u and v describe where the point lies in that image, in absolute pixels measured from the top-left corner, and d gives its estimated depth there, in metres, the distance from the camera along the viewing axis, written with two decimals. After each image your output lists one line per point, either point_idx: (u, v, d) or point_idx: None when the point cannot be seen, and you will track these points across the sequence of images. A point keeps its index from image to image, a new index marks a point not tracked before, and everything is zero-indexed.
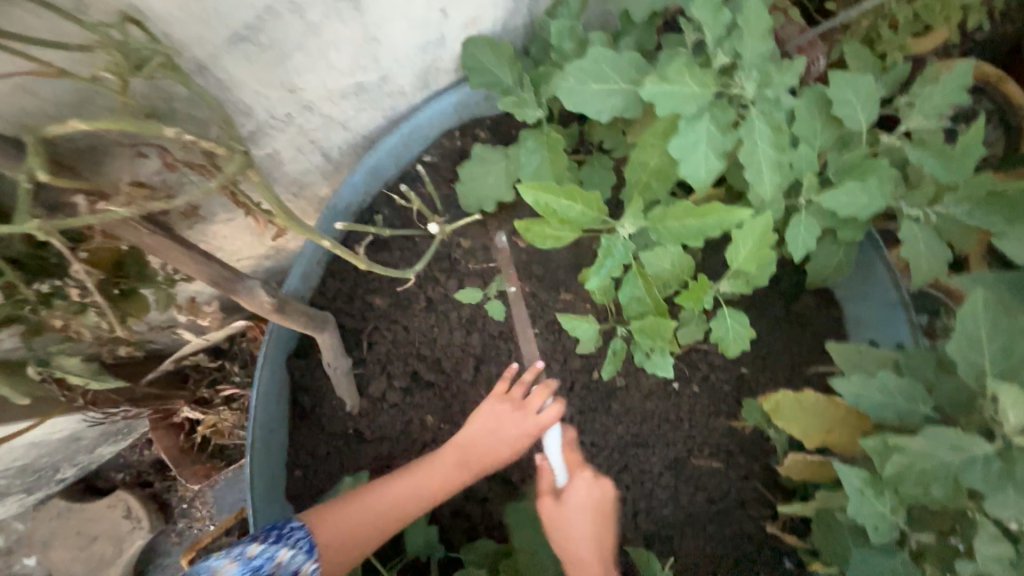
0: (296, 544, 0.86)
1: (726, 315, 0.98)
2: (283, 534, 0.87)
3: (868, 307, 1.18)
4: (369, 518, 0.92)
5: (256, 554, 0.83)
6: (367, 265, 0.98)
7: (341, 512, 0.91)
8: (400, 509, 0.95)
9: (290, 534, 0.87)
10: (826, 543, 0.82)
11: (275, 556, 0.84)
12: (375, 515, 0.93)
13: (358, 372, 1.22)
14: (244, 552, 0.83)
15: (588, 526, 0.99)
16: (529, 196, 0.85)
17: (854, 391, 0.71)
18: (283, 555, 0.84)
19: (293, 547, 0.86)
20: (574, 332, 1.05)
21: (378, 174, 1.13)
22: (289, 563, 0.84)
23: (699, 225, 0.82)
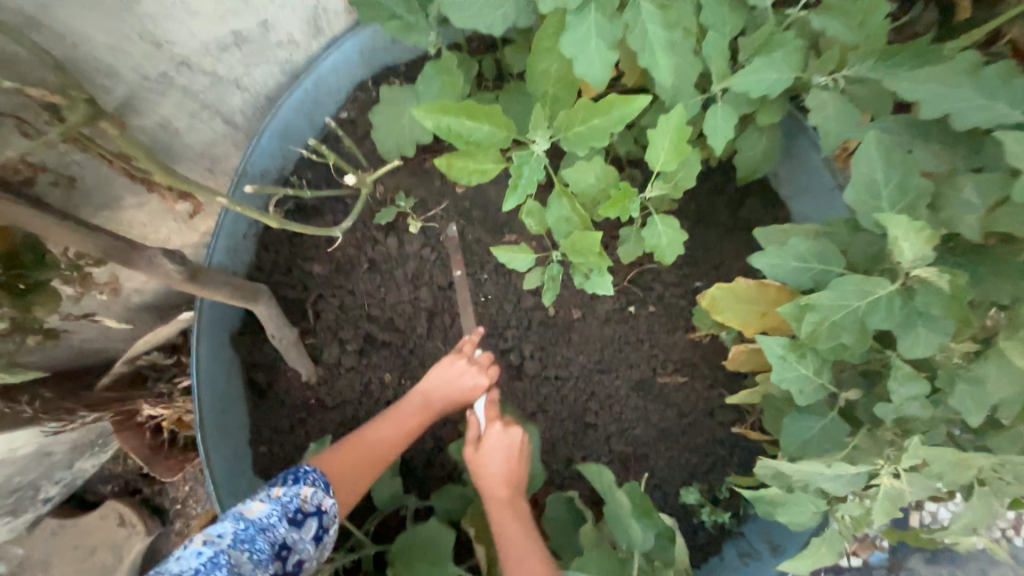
0: (317, 482, 0.89)
1: (656, 221, 0.97)
2: (300, 475, 0.89)
3: (810, 198, 1.16)
4: (357, 458, 0.96)
5: (282, 494, 0.86)
6: (281, 224, 0.94)
7: (337, 455, 0.95)
8: (384, 448, 0.99)
9: (307, 473, 0.90)
10: (775, 422, 0.82)
11: (299, 493, 0.87)
12: (367, 450, 0.98)
13: (311, 342, 1.21)
14: (270, 494, 0.86)
15: (503, 470, 0.97)
16: (428, 122, 0.81)
17: (771, 264, 0.71)
18: (307, 490, 0.88)
19: (316, 483, 0.89)
20: (512, 264, 1.04)
21: (291, 135, 1.09)
22: (314, 498, 0.88)
23: (604, 123, 0.80)
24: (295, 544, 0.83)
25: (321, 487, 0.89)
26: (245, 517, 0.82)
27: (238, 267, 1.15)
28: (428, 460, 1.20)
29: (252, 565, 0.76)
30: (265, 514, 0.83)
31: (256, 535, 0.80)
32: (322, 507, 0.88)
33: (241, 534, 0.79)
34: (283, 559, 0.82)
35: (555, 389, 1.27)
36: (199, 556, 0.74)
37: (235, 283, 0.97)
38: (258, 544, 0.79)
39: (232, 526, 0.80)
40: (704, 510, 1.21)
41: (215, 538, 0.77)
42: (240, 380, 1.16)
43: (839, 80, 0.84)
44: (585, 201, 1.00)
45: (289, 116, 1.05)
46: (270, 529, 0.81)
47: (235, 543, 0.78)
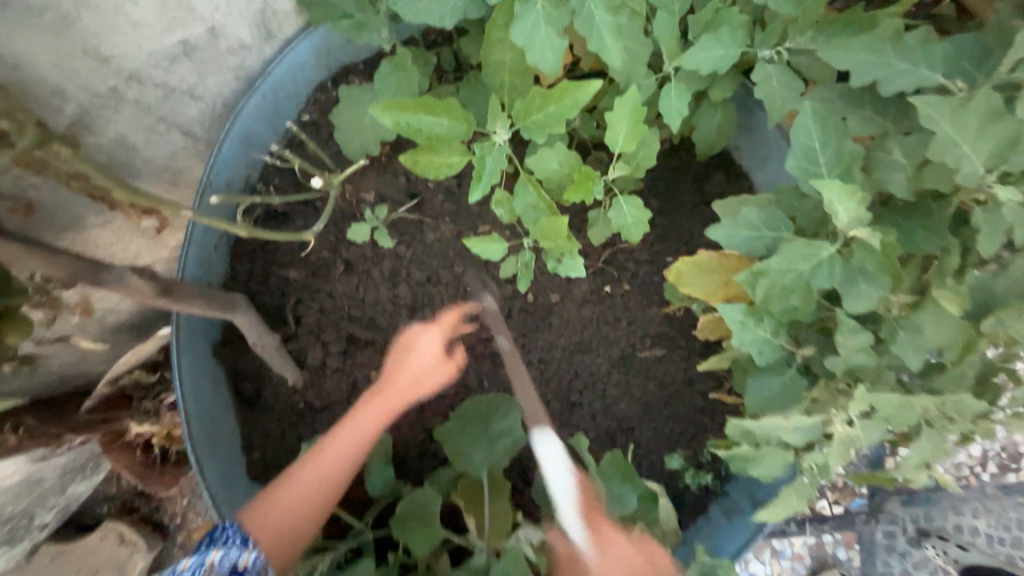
0: (224, 547, 0.88)
1: (621, 202, 1.00)
2: (218, 539, 0.90)
3: (770, 169, 1.22)
4: (292, 501, 0.93)
5: (187, 566, 0.87)
6: (251, 231, 0.94)
7: (276, 495, 0.93)
8: (319, 481, 0.95)
9: (218, 536, 0.90)
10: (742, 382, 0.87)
11: (207, 561, 0.87)
12: (301, 485, 0.95)
13: (294, 347, 1.22)
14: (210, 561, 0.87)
15: (433, 356, 1.12)
16: (387, 119, 0.82)
17: (729, 234, 0.75)
18: (219, 559, 0.87)
19: (225, 548, 0.88)
20: (486, 254, 1.06)
21: (254, 143, 1.08)
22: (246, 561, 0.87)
23: (560, 108, 0.82)
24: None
25: (234, 549, 0.88)
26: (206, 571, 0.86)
27: (212, 279, 1.15)
28: (421, 451, 1.22)
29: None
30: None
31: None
32: (246, 566, 0.87)
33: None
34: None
35: (540, 373, 1.31)
36: None
37: (213, 293, 0.99)
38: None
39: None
40: (689, 473, 1.27)
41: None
42: (226, 390, 1.16)
43: (783, 52, 0.88)
44: (551, 188, 1.02)
45: (250, 123, 1.05)
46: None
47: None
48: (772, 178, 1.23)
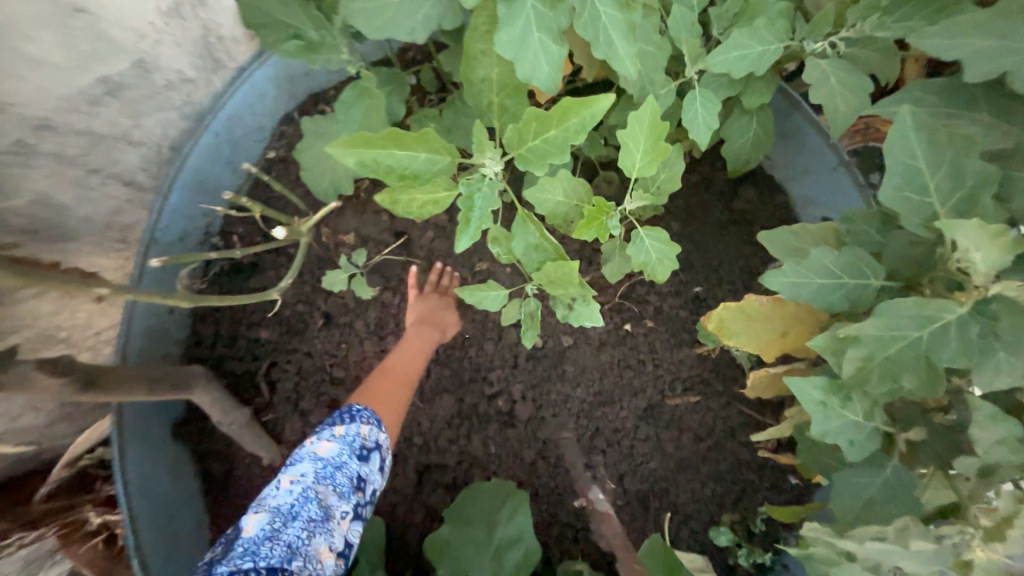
0: (370, 420, 0.91)
1: (642, 236, 0.83)
2: (354, 414, 0.91)
3: (811, 180, 1.05)
4: (383, 388, 0.98)
5: (325, 452, 0.86)
6: (195, 300, 0.77)
7: (371, 392, 0.96)
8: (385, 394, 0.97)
9: (359, 413, 0.91)
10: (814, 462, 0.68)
11: (316, 448, 0.86)
12: (383, 386, 0.98)
13: (269, 418, 1.06)
14: (333, 433, 0.88)
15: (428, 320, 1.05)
16: (349, 159, 0.66)
17: (791, 282, 0.57)
18: (364, 429, 0.89)
19: (370, 422, 0.91)
20: (483, 304, 0.87)
21: (209, 187, 0.95)
22: (372, 435, 0.90)
23: (562, 133, 0.65)
24: (366, 475, 0.88)
25: (374, 425, 0.91)
26: (320, 456, 0.86)
27: (169, 348, 0.99)
28: (420, 534, 1.03)
29: (336, 499, 0.83)
30: (336, 453, 0.86)
31: (334, 473, 0.85)
32: (380, 443, 0.91)
33: (321, 472, 0.83)
34: (362, 489, 0.87)
35: (556, 431, 1.11)
36: (289, 493, 0.81)
37: (168, 372, 0.86)
38: (337, 479, 0.84)
39: (312, 465, 0.85)
40: (740, 552, 1.06)
41: (297, 480, 0.83)
42: (192, 476, 0.99)
43: (837, 44, 0.73)
44: (557, 224, 0.85)
45: (202, 167, 0.91)
46: (345, 467, 0.86)
47: (317, 484, 0.83)
48: (812, 190, 1.06)
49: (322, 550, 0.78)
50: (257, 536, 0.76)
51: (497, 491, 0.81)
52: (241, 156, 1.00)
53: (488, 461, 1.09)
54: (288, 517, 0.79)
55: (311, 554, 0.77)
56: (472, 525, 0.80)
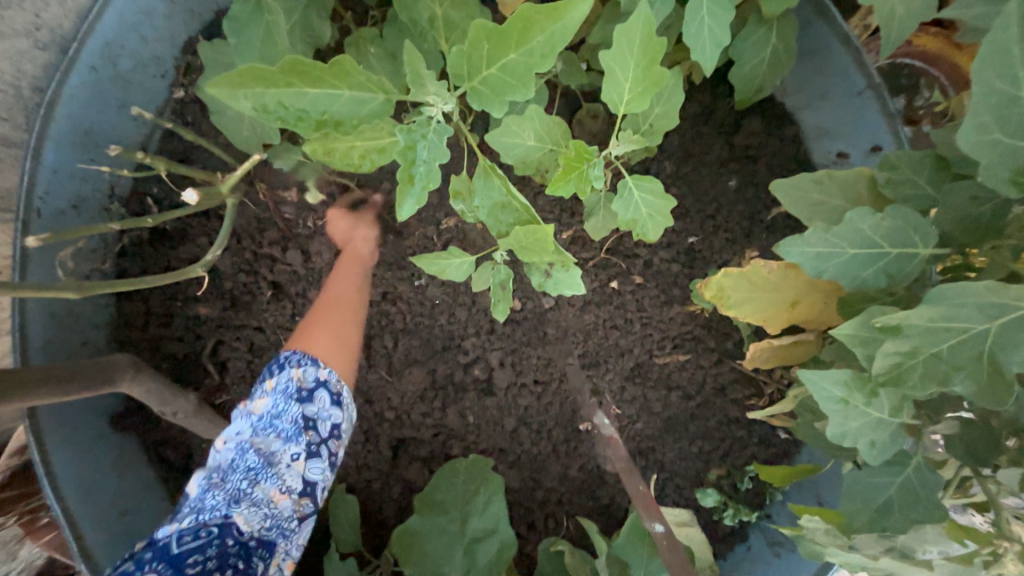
0: (304, 361, 0.78)
1: (630, 186, 0.70)
2: (285, 361, 0.78)
3: (829, 107, 0.89)
4: (318, 323, 0.84)
5: (261, 406, 0.75)
6: (83, 290, 0.63)
7: (306, 329, 0.83)
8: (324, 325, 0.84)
9: (290, 358, 0.78)
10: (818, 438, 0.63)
11: (252, 404, 0.75)
12: (319, 319, 0.84)
13: (223, 400, 0.95)
14: (266, 387, 0.76)
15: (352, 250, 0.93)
16: (243, 102, 0.50)
17: (812, 256, 0.52)
18: (297, 371, 0.76)
19: (304, 362, 0.77)
20: (446, 274, 0.74)
21: (101, 138, 0.77)
22: (309, 374, 0.77)
23: (524, 57, 0.49)
24: (315, 415, 0.76)
25: (309, 363, 0.78)
26: (255, 412, 0.75)
27: (90, 332, 0.86)
28: (398, 509, 0.99)
29: (280, 443, 0.72)
30: (271, 404, 0.75)
31: (273, 421, 0.73)
32: (322, 379, 0.78)
33: (257, 424, 0.73)
34: (313, 429, 0.75)
35: (536, 398, 1.02)
36: (227, 449, 0.72)
37: (93, 367, 0.74)
38: (278, 426, 0.73)
39: (247, 422, 0.74)
40: (726, 513, 1.01)
41: (232, 438, 0.73)
42: (146, 467, 0.91)
43: None
44: (529, 172, 0.71)
45: (82, 112, 0.73)
46: (285, 413, 0.74)
47: (256, 435, 0.72)
48: (829, 119, 0.90)
49: (272, 493, 0.70)
50: (197, 494, 0.69)
51: (471, 474, 0.78)
52: (138, 97, 0.81)
53: (465, 432, 1.01)
54: (228, 471, 0.70)
55: (262, 500, 0.69)
56: (445, 515, 0.77)
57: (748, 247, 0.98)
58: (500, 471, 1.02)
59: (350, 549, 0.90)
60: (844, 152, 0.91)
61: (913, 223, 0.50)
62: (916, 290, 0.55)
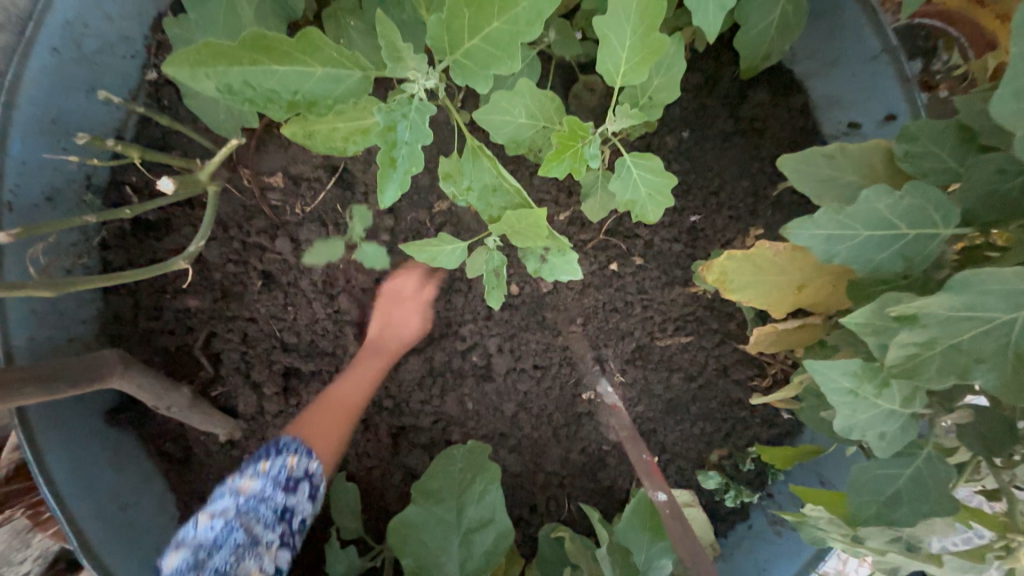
0: (300, 451, 0.80)
1: (628, 165, 0.66)
2: (281, 447, 0.81)
3: (841, 73, 0.83)
4: (330, 412, 0.86)
5: (246, 490, 0.77)
6: (63, 288, 0.63)
7: (315, 417, 0.85)
8: (337, 405, 0.87)
9: (287, 445, 0.81)
10: (817, 415, 0.66)
11: (238, 485, 0.78)
12: (329, 412, 0.86)
13: (219, 392, 0.94)
14: (258, 469, 0.79)
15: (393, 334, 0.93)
16: (206, 82, 0.47)
17: (822, 238, 0.50)
18: (291, 460, 0.79)
19: (299, 451, 0.81)
20: (437, 261, 0.71)
21: (70, 125, 0.73)
22: (301, 464, 0.80)
23: (509, 25, 0.45)
24: (296, 505, 0.78)
25: (303, 454, 0.81)
26: (242, 492, 0.77)
27: (77, 329, 0.84)
28: (400, 494, 0.99)
29: (261, 528, 0.74)
30: (259, 487, 0.77)
31: (257, 505, 0.76)
32: (309, 471, 0.80)
33: (242, 505, 0.75)
34: (291, 518, 0.78)
35: (535, 382, 1.00)
36: (211, 528, 0.73)
37: (80, 365, 0.73)
38: (262, 510, 0.75)
39: (232, 502, 0.76)
40: (728, 494, 0.99)
41: (218, 516, 0.74)
42: (145, 458, 0.90)
43: None
44: (521, 152, 0.67)
45: (48, 98, 0.70)
46: (270, 498, 0.77)
47: (240, 517, 0.74)
48: (840, 87, 0.85)
49: (250, 572, 0.71)
50: (175, 571, 0.70)
51: (467, 462, 0.79)
52: (108, 80, 0.76)
53: (464, 419, 1.00)
54: (211, 550, 0.71)
55: None
56: (442, 505, 0.78)
57: (752, 224, 0.94)
58: (501, 456, 1.01)
59: (352, 535, 0.90)
60: (856, 123, 0.86)
61: (936, 202, 0.48)
62: (935, 273, 0.52)
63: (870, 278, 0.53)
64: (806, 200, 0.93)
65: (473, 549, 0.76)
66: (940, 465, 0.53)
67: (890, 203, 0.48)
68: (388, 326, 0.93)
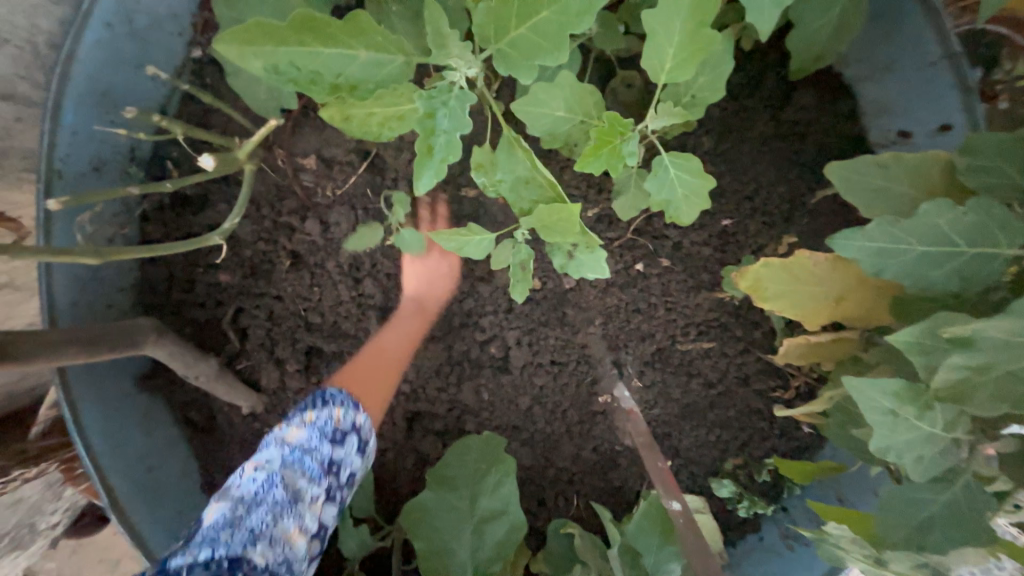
0: (346, 404, 0.79)
1: (665, 164, 0.65)
2: (328, 398, 0.79)
3: (893, 79, 0.80)
4: (368, 367, 0.89)
5: (294, 439, 0.74)
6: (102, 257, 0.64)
7: (354, 372, 0.87)
8: (378, 361, 0.89)
9: (334, 396, 0.79)
10: (844, 434, 0.64)
11: (286, 434, 0.75)
12: (367, 366, 0.88)
13: (244, 366, 0.97)
14: (304, 419, 0.77)
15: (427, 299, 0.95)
16: (253, 62, 0.47)
17: (870, 251, 0.49)
18: (338, 412, 0.78)
19: (345, 404, 0.79)
20: (465, 251, 0.71)
21: (119, 98, 0.76)
22: (348, 417, 0.78)
23: (558, 15, 0.45)
24: (342, 459, 0.75)
25: (349, 406, 0.79)
26: (288, 441, 0.74)
27: (114, 296, 0.87)
28: (412, 478, 1.01)
29: (306, 482, 0.71)
30: (307, 437, 0.74)
31: (304, 456, 0.73)
32: (357, 424, 0.79)
33: (288, 455, 0.72)
34: (337, 473, 0.74)
35: (552, 378, 1.00)
36: (255, 479, 0.69)
37: (117, 331, 0.75)
38: (307, 462, 0.72)
39: (279, 450, 0.73)
40: (741, 504, 0.97)
41: (263, 466, 0.71)
42: (171, 425, 0.93)
43: None
44: (556, 146, 0.66)
45: (100, 71, 0.72)
46: (317, 450, 0.74)
47: (286, 466, 0.71)
48: (892, 93, 0.81)
49: (290, 532, 0.67)
50: (215, 523, 0.65)
51: (483, 453, 0.80)
52: (155, 56, 0.78)
53: (479, 409, 1.01)
54: (253, 504, 0.67)
55: (280, 538, 0.66)
56: (455, 492, 0.79)
57: (786, 231, 0.91)
58: (513, 448, 1.02)
59: (364, 514, 0.91)
60: (906, 132, 0.82)
61: (994, 220, 0.45)
62: (986, 295, 0.50)
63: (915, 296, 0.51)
64: (846, 209, 0.90)
65: (483, 538, 0.77)
66: (975, 494, 0.51)
67: (945, 219, 0.46)
68: (422, 288, 0.95)
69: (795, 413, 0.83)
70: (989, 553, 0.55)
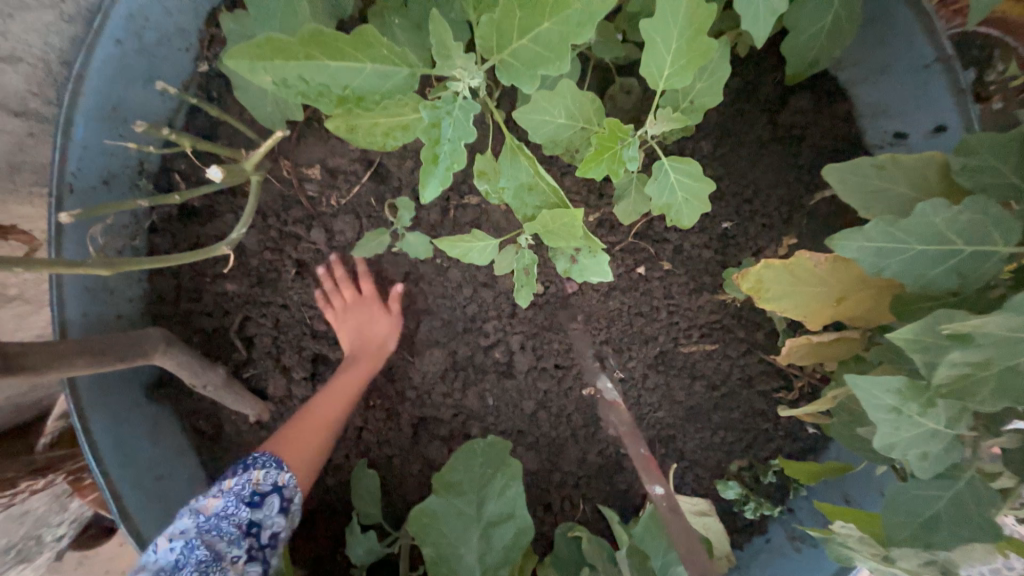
0: (267, 464, 0.82)
1: (667, 168, 0.66)
2: (249, 463, 0.82)
3: (888, 82, 0.81)
4: (301, 430, 0.88)
5: (211, 508, 0.77)
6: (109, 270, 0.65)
7: (285, 436, 0.87)
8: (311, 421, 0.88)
9: (256, 460, 0.82)
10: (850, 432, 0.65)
11: (206, 500, 0.78)
12: (298, 428, 0.88)
13: (251, 374, 0.98)
14: (221, 487, 0.79)
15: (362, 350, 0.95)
16: (262, 75, 0.48)
17: (869, 252, 0.49)
18: (257, 474, 0.80)
19: (267, 464, 0.82)
20: (468, 258, 0.72)
21: (128, 113, 0.77)
22: (267, 478, 0.80)
23: (560, 26, 0.45)
24: (262, 520, 0.79)
25: (272, 466, 0.82)
26: (203, 511, 0.77)
27: (123, 306, 0.88)
28: (419, 484, 1.01)
29: (225, 545, 0.75)
30: (221, 505, 0.77)
31: (219, 523, 0.76)
32: (279, 484, 0.81)
33: (202, 524, 0.75)
34: (257, 534, 0.78)
35: (556, 381, 1.01)
36: (170, 551, 0.73)
37: (126, 341, 0.76)
38: (223, 528, 0.76)
39: (193, 520, 0.76)
40: (748, 506, 0.97)
41: (177, 536, 0.74)
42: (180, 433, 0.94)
43: None
44: (558, 152, 0.67)
45: (111, 87, 0.74)
46: (232, 515, 0.77)
47: (202, 535, 0.75)
48: (887, 95, 0.82)
49: None
50: None
51: (489, 457, 0.80)
52: (164, 71, 0.80)
53: (483, 415, 1.01)
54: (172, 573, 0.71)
55: None
56: (463, 498, 0.79)
57: (785, 233, 0.92)
58: (518, 453, 1.02)
59: (371, 520, 0.92)
60: (902, 133, 0.83)
61: (990, 218, 0.46)
62: (985, 292, 0.51)
63: (916, 294, 0.52)
64: (844, 210, 0.90)
65: (491, 543, 0.77)
66: (983, 489, 0.51)
67: (945, 218, 0.47)
68: (358, 339, 0.95)
69: (799, 412, 0.81)
70: (999, 549, 0.55)
